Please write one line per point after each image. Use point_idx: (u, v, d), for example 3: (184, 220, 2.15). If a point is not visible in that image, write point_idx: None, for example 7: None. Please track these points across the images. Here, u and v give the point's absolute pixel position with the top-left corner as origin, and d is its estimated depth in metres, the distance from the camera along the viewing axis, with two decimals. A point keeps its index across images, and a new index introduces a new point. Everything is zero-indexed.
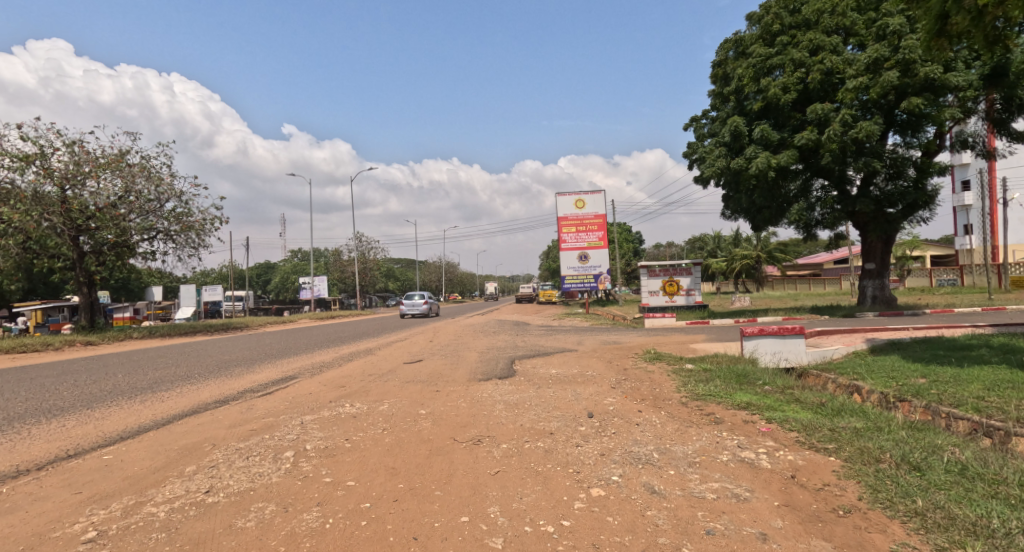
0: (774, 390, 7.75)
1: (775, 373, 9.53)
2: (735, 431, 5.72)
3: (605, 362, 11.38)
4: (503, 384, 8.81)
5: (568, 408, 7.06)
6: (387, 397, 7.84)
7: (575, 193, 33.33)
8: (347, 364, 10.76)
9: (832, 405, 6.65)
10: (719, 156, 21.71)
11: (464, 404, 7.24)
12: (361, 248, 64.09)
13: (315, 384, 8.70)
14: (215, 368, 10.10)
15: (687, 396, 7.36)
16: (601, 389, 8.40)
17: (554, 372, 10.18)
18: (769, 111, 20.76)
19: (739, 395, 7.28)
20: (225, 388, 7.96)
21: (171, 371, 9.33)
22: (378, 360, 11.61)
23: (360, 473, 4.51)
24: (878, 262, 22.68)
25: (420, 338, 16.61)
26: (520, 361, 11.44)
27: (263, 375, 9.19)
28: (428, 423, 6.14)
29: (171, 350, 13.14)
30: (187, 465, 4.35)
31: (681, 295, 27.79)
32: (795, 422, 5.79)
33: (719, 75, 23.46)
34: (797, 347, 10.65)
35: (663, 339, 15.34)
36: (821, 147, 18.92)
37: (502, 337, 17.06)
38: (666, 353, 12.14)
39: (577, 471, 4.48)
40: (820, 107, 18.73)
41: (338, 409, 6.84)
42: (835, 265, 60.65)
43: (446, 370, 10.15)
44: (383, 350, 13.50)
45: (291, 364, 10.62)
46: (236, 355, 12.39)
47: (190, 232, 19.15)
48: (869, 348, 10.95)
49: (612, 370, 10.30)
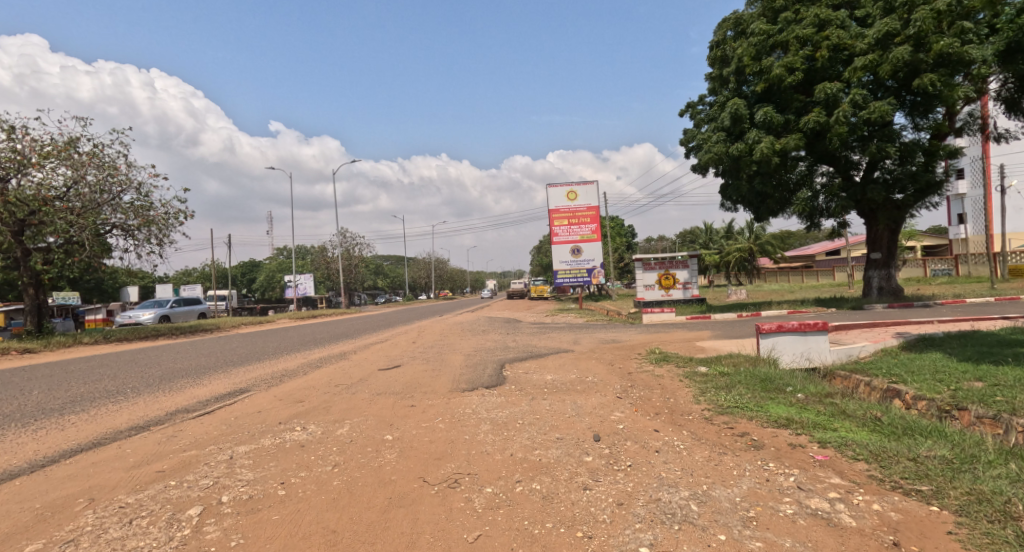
0: (811, 399, 6.55)
1: (801, 376, 8.33)
2: (784, 461, 4.48)
3: (606, 365, 10.14)
4: (491, 395, 7.55)
5: (569, 427, 5.83)
6: (350, 415, 6.55)
7: (567, 185, 32.12)
8: (314, 373, 9.46)
9: (890, 420, 5.43)
10: (718, 142, 20.43)
11: (441, 424, 5.98)
12: (346, 244, 62.55)
13: (269, 400, 7.38)
14: (158, 379, 8.78)
15: (710, 410, 6.16)
16: (605, 400, 7.18)
17: (551, 378, 8.91)
18: (771, 93, 19.57)
19: (772, 407, 6.08)
20: (156, 407, 6.62)
21: (100, 385, 7.99)
22: (351, 366, 10.33)
23: (287, 543, 3.24)
24: (884, 252, 21.57)
25: (403, 339, 15.34)
26: (512, 365, 10.19)
27: (209, 389, 7.84)
28: (394, 456, 4.85)
29: (119, 357, 11.76)
30: (32, 544, 3.08)
31: (677, 289, 26.69)
32: (858, 446, 4.56)
33: (717, 57, 22.32)
34: (820, 345, 9.48)
35: (666, 336, 14.14)
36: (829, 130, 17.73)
37: (492, 337, 15.82)
38: (673, 353, 10.94)
39: (587, 537, 3.23)
40: (827, 86, 17.49)
41: (285, 434, 5.55)
42: (827, 257, 59.93)
43: (425, 378, 8.89)
44: (360, 354, 12.21)
45: (250, 373, 9.28)
46: (193, 362, 11.06)
47: (150, 228, 18.11)
48: (899, 344, 9.79)
49: (615, 375, 9.06)
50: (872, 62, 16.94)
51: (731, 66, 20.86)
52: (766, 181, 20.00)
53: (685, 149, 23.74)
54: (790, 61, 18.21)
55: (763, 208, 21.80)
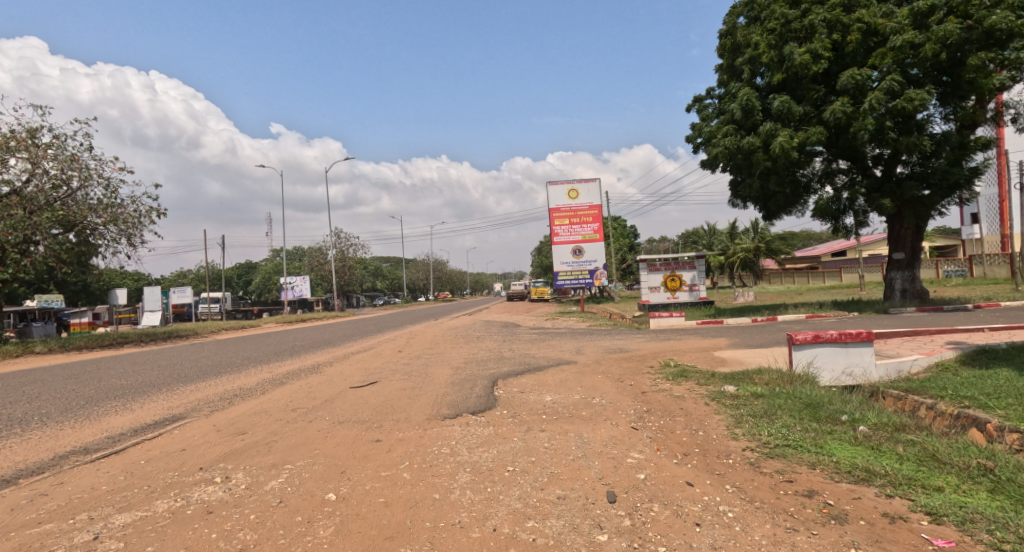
0: (881, 433, 5.16)
1: (850, 397, 6.95)
2: (886, 543, 3.10)
3: (614, 382, 8.75)
4: (476, 425, 6.17)
5: (574, 478, 4.45)
6: (296, 456, 5.18)
7: (568, 182, 30.75)
8: (272, 394, 8.11)
9: (1007, 468, 4.01)
10: (728, 136, 19.02)
11: (406, 473, 4.61)
12: (340, 245, 61.21)
13: (203, 432, 6.03)
14: (83, 401, 7.50)
15: (755, 454, 4.75)
16: (617, 434, 5.80)
17: (550, 400, 7.54)
18: (789, 83, 18.15)
19: (835, 447, 4.67)
20: (48, 445, 5.28)
21: (5, 413, 6.69)
22: (320, 384, 9.00)
23: None
24: (908, 251, 20.04)
25: (388, 348, 14.05)
26: (507, 382, 8.82)
27: (133, 415, 6.51)
28: (328, 533, 3.50)
29: (61, 371, 10.45)
30: None
31: (684, 291, 25.36)
32: (994, 523, 3.15)
33: (728, 46, 20.96)
34: (863, 358, 8.09)
35: (679, 345, 12.78)
36: (856, 120, 16.26)
37: (486, 345, 14.49)
38: (690, 366, 9.56)
39: None
40: (854, 73, 16.09)
41: (195, 490, 4.21)
42: (833, 258, 58.48)
43: (402, 400, 7.55)
44: (335, 367, 10.88)
45: (194, 394, 7.95)
46: (142, 376, 9.78)
47: (117, 226, 17.53)
48: (957, 357, 8.39)
49: (626, 396, 7.70)
50: (908, 45, 15.60)
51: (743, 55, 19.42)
52: (781, 178, 18.58)
53: (692, 145, 22.39)
54: (814, 46, 16.89)
55: (775, 207, 20.37)
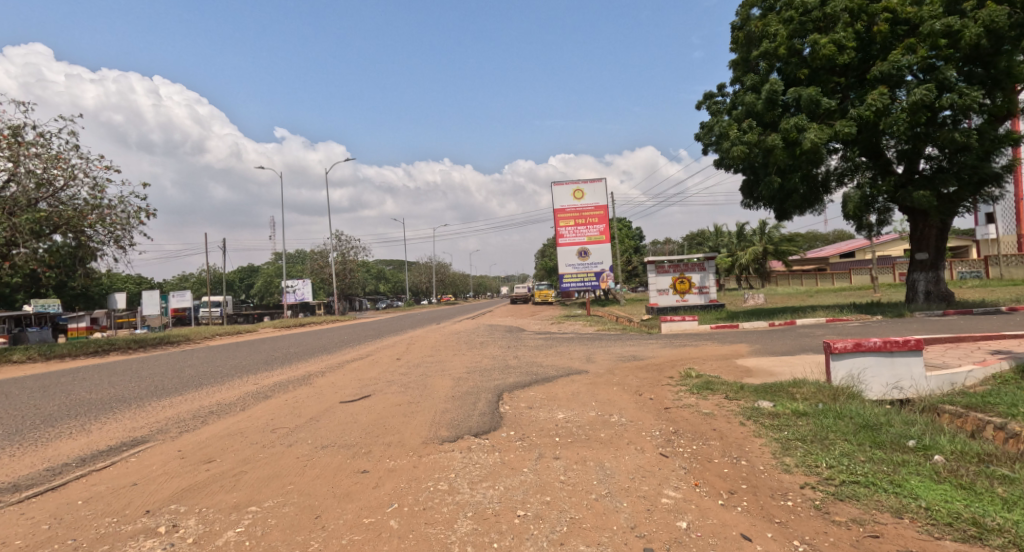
0: (964, 466, 4.33)
1: (907, 415, 6.09)
2: None
3: (631, 396, 7.90)
4: (479, 452, 5.34)
5: (601, 528, 3.61)
6: (265, 492, 4.36)
7: (573, 182, 29.92)
8: (253, 411, 7.29)
9: None
10: (746, 131, 18.26)
11: (394, 520, 3.78)
12: (341, 248, 60.40)
13: (164, 459, 5.21)
14: (38, 420, 6.65)
15: (821, 495, 3.91)
16: (644, 463, 4.95)
17: (562, 418, 6.70)
18: (812, 76, 17.50)
19: (918, 487, 3.83)
20: None
21: None
22: (309, 399, 8.18)
23: None
24: (932, 252, 19.14)
25: (386, 355, 13.24)
26: (513, 395, 8.00)
27: (87, 439, 5.66)
28: None
29: (29, 383, 9.63)
30: None
31: (693, 293, 24.49)
32: None
33: (740, 39, 20.20)
34: (910, 368, 7.24)
35: (697, 353, 11.91)
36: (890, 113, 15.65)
37: (490, 352, 13.66)
38: (714, 378, 8.71)
39: None
40: (892, 61, 15.69)
41: (131, 546, 3.39)
42: (842, 259, 57.49)
43: (397, 418, 6.71)
44: (328, 377, 10.07)
45: (166, 410, 7.13)
46: (117, 389, 8.98)
47: (104, 228, 16.83)
48: (1015, 367, 7.53)
49: (647, 413, 6.85)
50: (947, 33, 15.11)
51: (758, 48, 18.67)
52: (802, 176, 17.85)
53: (703, 144, 21.60)
54: (838, 36, 16.30)
55: (792, 207, 19.60)
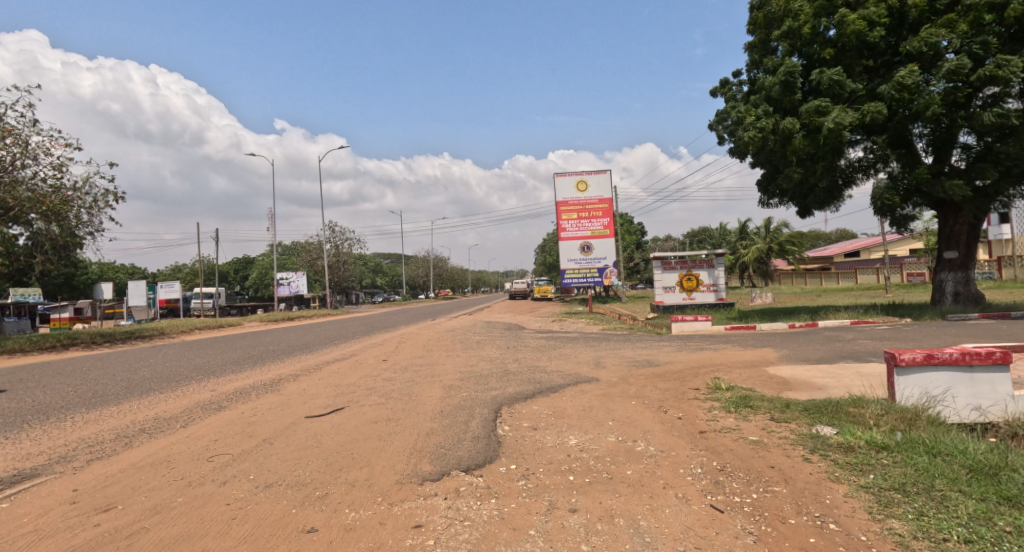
0: None
1: (1013, 450, 4.79)
2: None
3: (655, 413, 6.60)
4: (469, 499, 4.04)
5: None
6: None
7: (576, 173, 28.56)
8: (197, 428, 5.97)
9: None
10: (762, 116, 16.94)
11: None
12: (336, 240, 58.89)
13: (48, 506, 3.91)
14: None
15: None
16: (694, 523, 3.63)
17: (575, 445, 5.38)
18: (838, 58, 16.24)
19: None
20: None
21: None
22: (270, 411, 6.86)
23: None
24: (962, 250, 17.83)
25: (371, 356, 11.94)
26: (513, 411, 6.68)
27: None
28: None
29: None
30: None
31: (701, 291, 23.17)
32: None
33: (758, 21, 18.92)
34: (993, 386, 5.92)
35: (718, 358, 10.60)
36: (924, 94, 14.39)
37: (487, 353, 12.34)
38: (749, 391, 7.40)
39: None
40: (922, 42, 14.42)
41: None
42: (847, 258, 56.17)
43: (368, 442, 5.40)
44: (299, 383, 8.72)
45: (86, 427, 5.82)
46: (49, 394, 7.67)
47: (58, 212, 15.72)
48: None
49: (679, 439, 5.54)
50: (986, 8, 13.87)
51: (779, 28, 17.36)
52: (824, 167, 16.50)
53: (716, 134, 20.33)
54: (869, 11, 15.07)
55: (812, 202, 18.31)
